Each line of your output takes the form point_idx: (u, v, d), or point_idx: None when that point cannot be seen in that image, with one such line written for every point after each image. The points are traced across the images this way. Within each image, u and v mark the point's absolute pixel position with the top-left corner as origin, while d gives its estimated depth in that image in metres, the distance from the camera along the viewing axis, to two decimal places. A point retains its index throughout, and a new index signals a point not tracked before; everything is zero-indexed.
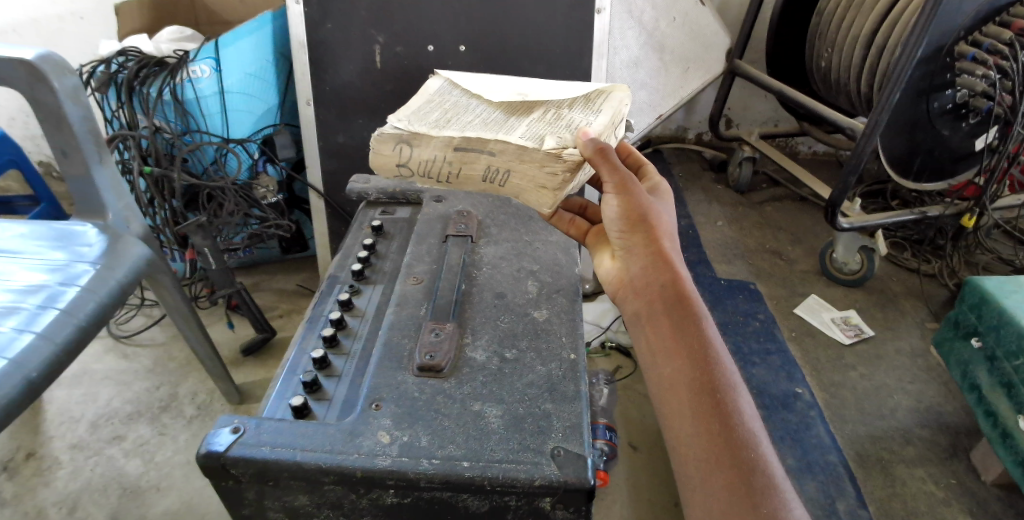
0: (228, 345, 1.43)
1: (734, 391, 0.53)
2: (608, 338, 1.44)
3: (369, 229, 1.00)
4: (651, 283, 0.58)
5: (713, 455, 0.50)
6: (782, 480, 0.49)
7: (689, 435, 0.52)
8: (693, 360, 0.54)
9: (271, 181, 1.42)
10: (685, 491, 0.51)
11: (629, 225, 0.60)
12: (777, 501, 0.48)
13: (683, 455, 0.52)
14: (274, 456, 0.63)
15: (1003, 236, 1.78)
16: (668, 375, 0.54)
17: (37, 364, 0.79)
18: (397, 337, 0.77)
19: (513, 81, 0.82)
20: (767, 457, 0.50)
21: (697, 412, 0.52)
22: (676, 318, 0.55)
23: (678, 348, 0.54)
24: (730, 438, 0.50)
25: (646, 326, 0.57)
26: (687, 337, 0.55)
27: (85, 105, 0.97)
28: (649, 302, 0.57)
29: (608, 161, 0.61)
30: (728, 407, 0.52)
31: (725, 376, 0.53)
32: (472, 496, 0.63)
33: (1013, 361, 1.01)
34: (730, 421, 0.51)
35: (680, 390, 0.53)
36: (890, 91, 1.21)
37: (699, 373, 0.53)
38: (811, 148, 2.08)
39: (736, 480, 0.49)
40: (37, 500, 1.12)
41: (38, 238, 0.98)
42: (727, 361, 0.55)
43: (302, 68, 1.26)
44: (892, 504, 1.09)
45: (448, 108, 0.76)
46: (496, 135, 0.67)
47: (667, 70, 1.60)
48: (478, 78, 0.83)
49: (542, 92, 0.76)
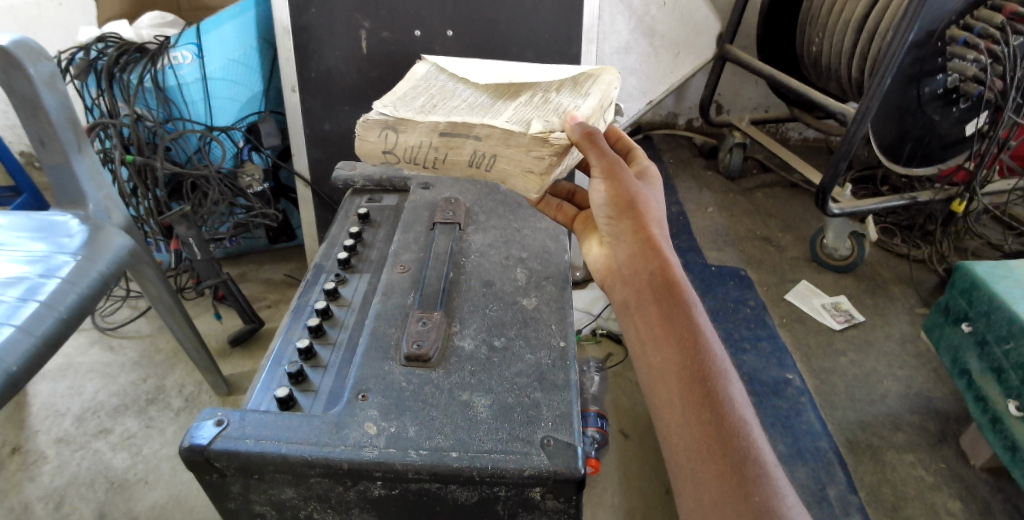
0: (215, 336, 1.41)
1: (724, 379, 0.52)
2: (599, 326, 1.43)
3: (355, 217, 0.98)
4: (640, 269, 0.57)
5: (703, 443, 0.49)
6: (774, 470, 0.48)
7: (678, 425, 0.51)
8: (683, 349, 0.53)
9: (256, 169, 1.38)
10: (676, 481, 0.51)
11: (617, 212, 0.59)
12: (769, 491, 0.47)
13: (674, 445, 0.51)
14: (258, 449, 0.62)
15: (992, 221, 1.78)
16: (658, 365, 0.53)
17: (17, 357, 0.77)
18: (384, 327, 0.75)
19: (502, 65, 0.80)
20: (758, 446, 0.49)
21: (687, 401, 0.51)
22: (665, 306, 0.55)
23: (667, 337, 0.53)
24: (721, 426, 0.49)
25: (634, 314, 0.56)
26: (676, 326, 0.54)
27: (61, 93, 0.94)
28: (637, 289, 0.56)
29: (595, 146, 0.60)
30: (719, 396, 0.51)
31: (715, 365, 0.52)
32: (461, 487, 0.62)
33: (1003, 346, 1.01)
34: (722, 410, 0.50)
35: (670, 379, 0.52)
36: (881, 76, 1.20)
37: (689, 362, 0.52)
38: (801, 134, 2.07)
39: (727, 472, 0.48)
40: (22, 495, 1.10)
41: (19, 229, 0.96)
42: (717, 349, 0.54)
43: (287, 54, 1.23)
44: (881, 489, 1.10)
45: (434, 93, 0.74)
46: (482, 119, 0.65)
47: (657, 56, 1.59)
48: (466, 63, 0.82)
49: (529, 75, 0.74)
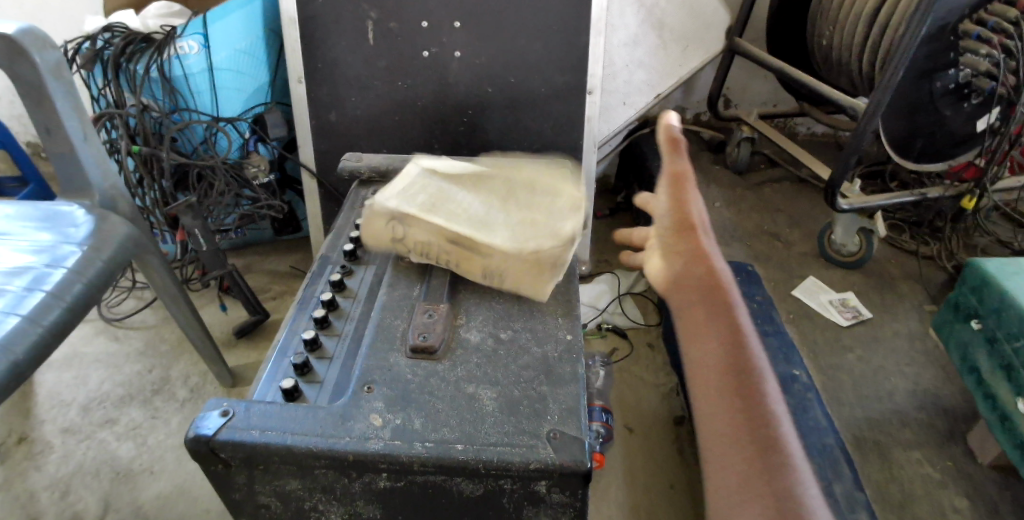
0: (220, 327, 1.42)
1: (767, 378, 0.44)
2: (605, 321, 1.44)
3: (361, 209, 0.97)
4: (688, 272, 0.49)
5: (735, 438, 0.42)
6: (807, 475, 0.41)
7: (713, 437, 0.43)
8: (726, 341, 0.45)
9: (262, 160, 1.40)
10: (704, 477, 0.44)
11: (676, 220, 0.52)
12: (801, 495, 0.40)
13: (706, 441, 0.44)
14: (263, 439, 0.61)
15: (1002, 218, 1.77)
16: (700, 374, 0.45)
17: (23, 347, 0.77)
18: (390, 319, 0.75)
19: (490, 181, 0.92)
20: (795, 449, 0.42)
21: (725, 394, 0.43)
22: (714, 312, 0.47)
23: (712, 348, 0.45)
24: (757, 422, 0.42)
25: (679, 313, 0.48)
26: (720, 320, 0.46)
27: (68, 82, 0.93)
28: (685, 290, 0.48)
29: (676, 154, 0.54)
30: (760, 393, 0.43)
31: (758, 361, 0.45)
32: (466, 479, 0.62)
33: (1013, 343, 1.00)
34: (761, 406, 0.43)
35: (707, 372, 0.45)
36: (894, 70, 1.18)
37: (735, 378, 0.44)
38: (809, 129, 2.06)
39: (758, 470, 0.41)
40: (28, 485, 1.11)
41: (25, 219, 0.96)
42: (761, 347, 0.46)
43: (293, 44, 1.23)
44: (889, 487, 1.09)
45: (437, 193, 0.87)
46: (483, 236, 0.79)
47: (666, 48, 1.57)
48: (456, 173, 0.92)
49: (516, 200, 0.88)
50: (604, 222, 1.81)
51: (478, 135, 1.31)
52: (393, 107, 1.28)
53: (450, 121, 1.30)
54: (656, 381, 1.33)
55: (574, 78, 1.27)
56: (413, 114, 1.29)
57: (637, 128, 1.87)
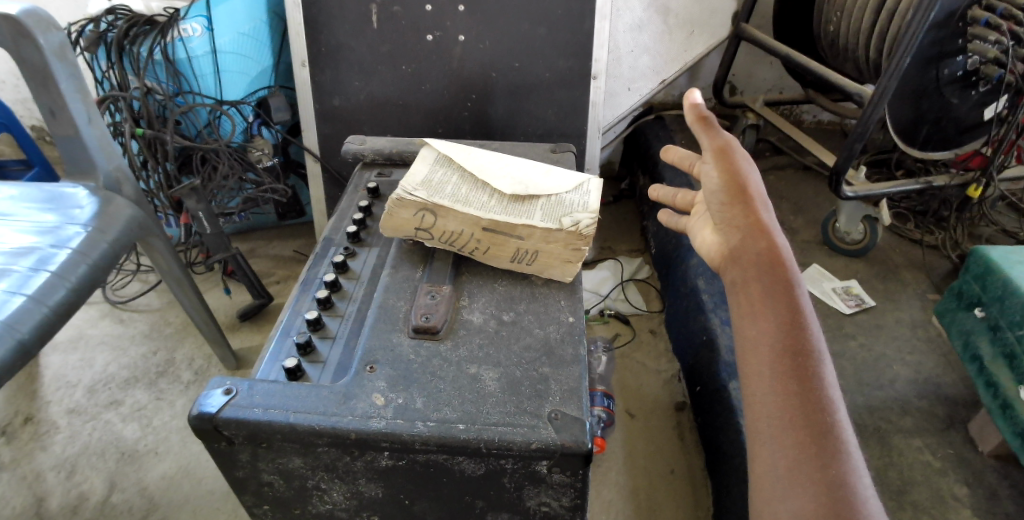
0: (225, 311, 1.42)
1: (825, 362, 0.44)
2: (607, 307, 1.45)
3: (364, 191, 0.97)
4: (746, 249, 0.50)
5: (786, 418, 0.42)
6: (863, 464, 0.40)
7: (761, 398, 0.44)
8: (782, 321, 0.45)
9: (265, 143, 1.39)
10: (751, 456, 0.44)
11: (728, 192, 0.53)
12: (854, 484, 0.39)
13: (755, 421, 0.44)
14: (266, 417, 0.62)
15: (1007, 208, 1.75)
16: (751, 337, 0.46)
17: (29, 326, 0.78)
18: (392, 300, 0.76)
19: (509, 164, 0.87)
20: (849, 437, 0.41)
21: (776, 372, 0.43)
22: (767, 280, 0.47)
23: (765, 310, 0.46)
24: (812, 404, 0.42)
25: (737, 289, 0.49)
26: (778, 299, 0.46)
27: (72, 64, 0.93)
28: (744, 267, 0.49)
29: (709, 128, 0.56)
30: (813, 369, 0.43)
31: (815, 338, 0.45)
32: (467, 459, 0.62)
33: (1016, 332, 0.99)
34: (816, 389, 0.42)
35: (761, 351, 0.45)
36: (900, 56, 1.16)
37: (786, 341, 0.44)
38: (815, 117, 2.04)
39: (810, 453, 0.40)
40: (35, 464, 1.12)
41: (29, 200, 0.96)
42: (821, 331, 0.46)
43: (296, 28, 1.22)
44: (888, 473, 1.10)
45: (459, 179, 0.84)
46: (521, 221, 0.77)
47: (671, 34, 1.56)
48: (472, 156, 0.87)
49: (541, 180, 0.84)
50: (607, 209, 1.81)
51: (482, 120, 1.30)
52: (397, 91, 1.27)
53: (454, 106, 1.29)
54: (658, 367, 1.33)
55: (578, 64, 1.26)
56: (416, 99, 1.28)
57: (642, 114, 1.86)
